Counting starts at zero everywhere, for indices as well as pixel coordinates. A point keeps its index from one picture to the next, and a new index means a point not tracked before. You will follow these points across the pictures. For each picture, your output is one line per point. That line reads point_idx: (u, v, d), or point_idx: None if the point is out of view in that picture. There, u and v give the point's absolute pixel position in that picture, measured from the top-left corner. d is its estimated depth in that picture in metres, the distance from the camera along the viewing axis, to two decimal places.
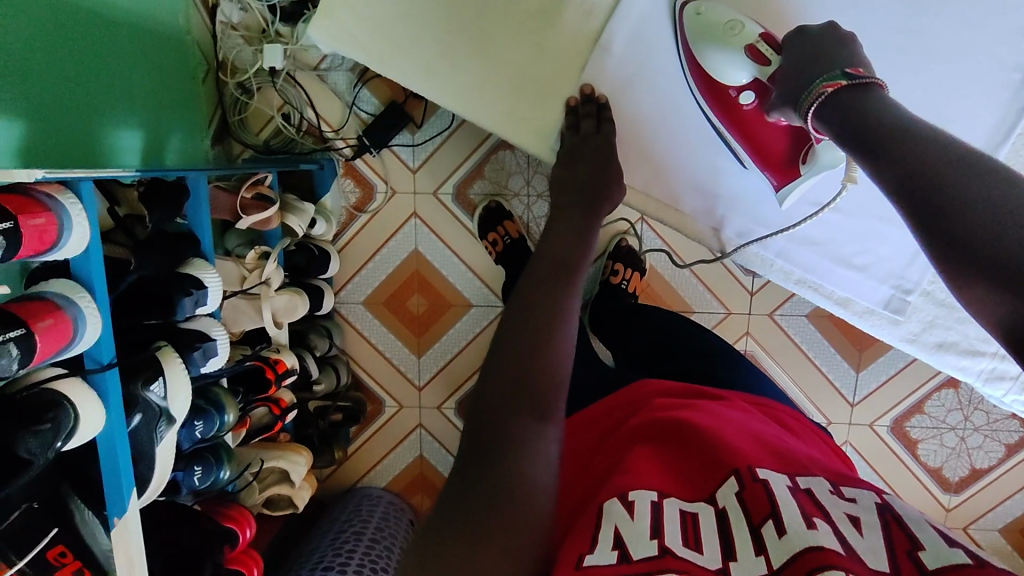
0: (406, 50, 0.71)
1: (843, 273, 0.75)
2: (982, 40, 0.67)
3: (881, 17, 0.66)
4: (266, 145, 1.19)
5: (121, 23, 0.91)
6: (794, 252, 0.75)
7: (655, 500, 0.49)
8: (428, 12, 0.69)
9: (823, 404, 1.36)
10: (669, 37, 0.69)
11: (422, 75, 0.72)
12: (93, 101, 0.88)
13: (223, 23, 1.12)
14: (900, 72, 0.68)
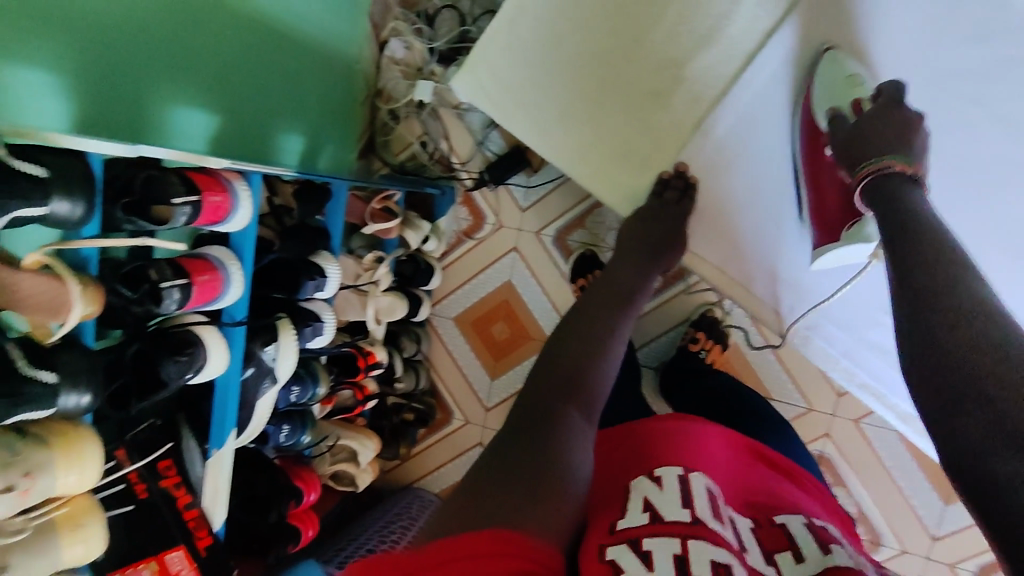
0: (528, 108, 0.82)
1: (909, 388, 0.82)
2: None
3: (987, 146, 0.71)
4: (401, 166, 1.35)
5: (308, 47, 1.10)
6: (861, 355, 0.83)
7: (681, 476, 0.57)
8: (554, 80, 0.81)
9: (900, 529, 1.27)
10: (779, 120, 0.78)
11: (538, 132, 0.83)
12: (273, 107, 1.06)
13: (388, 57, 1.29)
14: (1002, 201, 0.72)
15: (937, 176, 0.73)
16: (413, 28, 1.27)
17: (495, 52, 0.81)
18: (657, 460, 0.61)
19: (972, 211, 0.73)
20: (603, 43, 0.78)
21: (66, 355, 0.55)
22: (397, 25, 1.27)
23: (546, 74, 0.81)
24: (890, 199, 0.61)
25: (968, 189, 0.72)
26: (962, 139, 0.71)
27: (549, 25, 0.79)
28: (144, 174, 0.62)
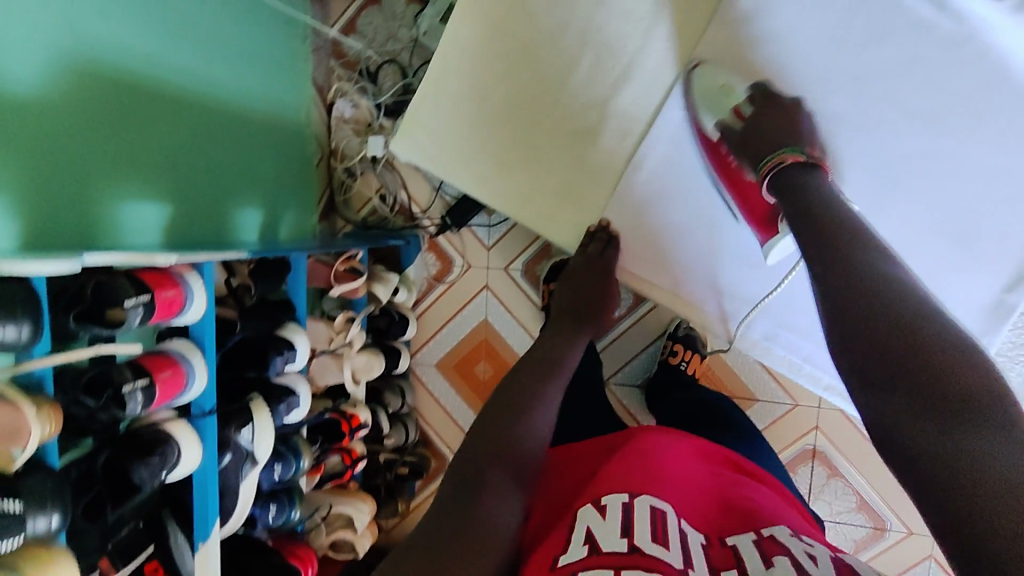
0: (466, 162, 0.84)
1: None
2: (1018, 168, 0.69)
3: (912, 139, 0.70)
4: (364, 222, 1.36)
5: (253, 121, 1.13)
6: (822, 358, 0.83)
7: (626, 501, 0.59)
8: (488, 131, 0.83)
9: (904, 512, 1.27)
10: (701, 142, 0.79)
11: (479, 184, 0.85)
12: (226, 185, 1.07)
13: (337, 117, 1.32)
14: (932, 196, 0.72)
15: (873, 176, 0.72)
16: (358, 86, 1.30)
17: (432, 114, 0.83)
18: (605, 488, 0.62)
19: (905, 207, 0.73)
20: (532, 90, 0.81)
21: (31, 478, 0.54)
22: (342, 86, 1.30)
23: (484, 128, 0.83)
24: (792, 188, 0.65)
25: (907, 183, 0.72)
26: (891, 135, 0.71)
27: (480, 79, 0.81)
28: (93, 281, 0.62)
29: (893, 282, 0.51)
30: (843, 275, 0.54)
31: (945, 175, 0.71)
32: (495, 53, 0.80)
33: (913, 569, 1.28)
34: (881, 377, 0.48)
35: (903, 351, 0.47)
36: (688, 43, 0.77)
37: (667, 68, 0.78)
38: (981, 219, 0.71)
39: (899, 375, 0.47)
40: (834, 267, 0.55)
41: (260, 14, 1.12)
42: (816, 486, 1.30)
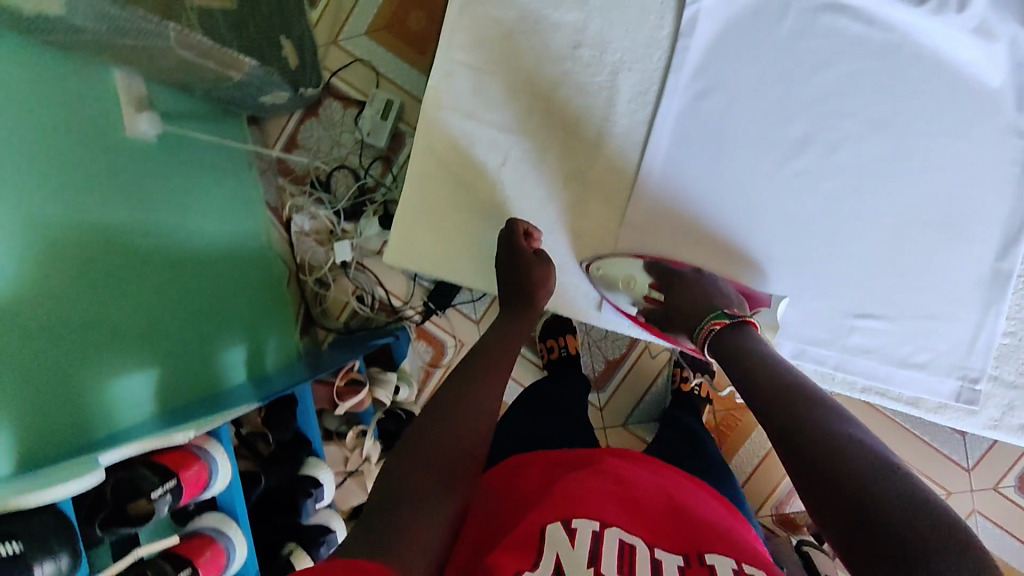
0: (437, 240, 0.78)
1: (906, 373, 0.75)
2: (974, 147, 0.73)
3: (874, 147, 0.73)
4: (347, 328, 1.33)
5: (220, 260, 1.11)
6: (852, 362, 0.75)
7: (597, 530, 0.56)
8: (456, 206, 0.78)
9: (938, 475, 1.27)
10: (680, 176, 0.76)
11: (453, 264, 0.79)
12: (207, 330, 1.04)
13: (298, 232, 1.31)
14: (905, 188, 0.74)
15: (857, 198, 0.74)
16: (313, 199, 1.31)
17: (416, 225, 0.78)
18: (576, 509, 0.58)
19: (893, 213, 0.74)
20: (512, 175, 0.78)
21: None
22: (296, 201, 1.30)
23: (470, 224, 0.78)
24: (731, 353, 0.70)
25: (887, 198, 0.74)
26: (855, 158, 0.74)
27: (454, 180, 0.77)
28: (114, 478, 0.58)
29: (839, 447, 0.56)
30: (798, 452, 0.58)
31: (920, 176, 0.73)
32: (466, 146, 0.77)
33: None
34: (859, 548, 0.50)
35: (873, 518, 0.50)
36: (641, 100, 0.76)
37: (631, 128, 0.77)
38: (954, 196, 0.73)
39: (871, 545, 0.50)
40: (788, 446, 0.59)
41: (204, 153, 1.12)
42: None
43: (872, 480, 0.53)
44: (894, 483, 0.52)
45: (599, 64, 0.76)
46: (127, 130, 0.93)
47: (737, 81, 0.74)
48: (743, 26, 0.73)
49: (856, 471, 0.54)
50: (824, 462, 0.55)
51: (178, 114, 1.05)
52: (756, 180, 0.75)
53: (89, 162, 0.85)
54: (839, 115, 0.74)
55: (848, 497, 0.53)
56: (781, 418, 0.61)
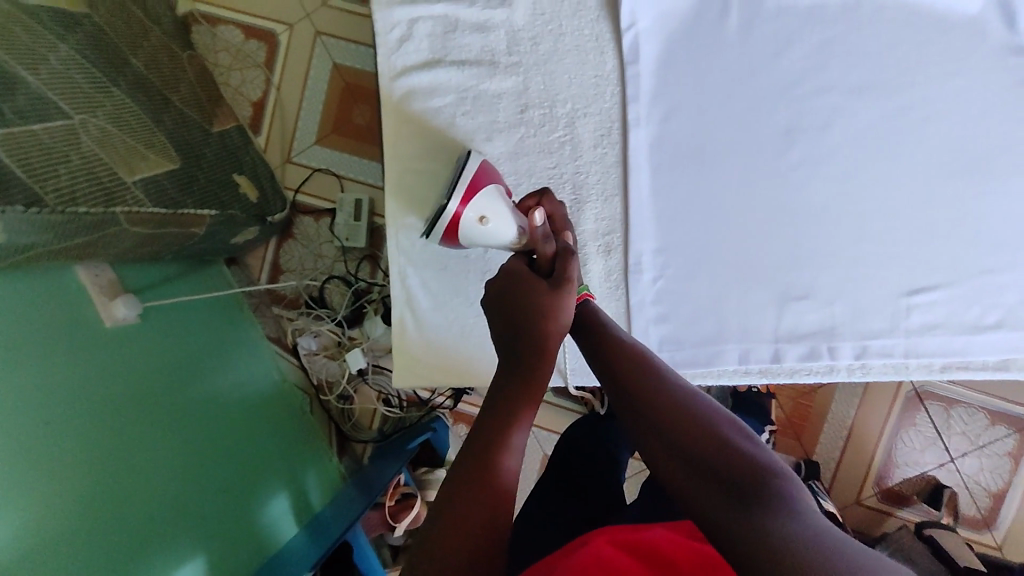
0: (437, 345, 0.73)
1: (981, 339, 0.67)
2: (972, 79, 0.67)
3: (866, 113, 0.68)
4: (382, 434, 1.29)
5: (236, 413, 1.09)
6: (921, 344, 0.67)
7: None
8: (451, 306, 0.72)
9: None
10: (673, 204, 0.71)
11: (463, 366, 0.72)
12: (242, 490, 1.01)
13: (307, 354, 1.27)
14: (913, 143, 0.68)
15: (862, 171, 0.68)
16: (313, 317, 1.28)
17: (422, 344, 0.73)
18: None
19: (910, 176, 0.68)
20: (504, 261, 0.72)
21: None
22: (297, 324, 1.28)
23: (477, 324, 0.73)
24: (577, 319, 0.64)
25: (896, 162, 0.68)
26: (847, 131, 0.69)
27: (448, 286, 0.72)
28: None
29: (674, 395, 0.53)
30: (635, 406, 0.54)
31: (924, 130, 0.68)
32: (450, 252, 0.72)
33: None
34: (692, 492, 0.47)
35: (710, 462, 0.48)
36: (604, 143, 0.72)
37: (603, 177, 0.72)
38: (969, 136, 0.67)
39: (704, 488, 0.47)
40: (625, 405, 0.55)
41: (192, 312, 1.11)
42: (939, 426, 1.19)
43: (703, 432, 0.50)
44: (724, 430, 0.50)
45: (552, 120, 0.72)
46: (106, 320, 0.91)
47: (696, 94, 0.70)
48: (683, 37, 0.70)
49: (689, 422, 0.51)
50: (662, 410, 0.53)
51: (153, 286, 1.04)
52: (752, 187, 0.69)
53: (80, 370, 0.82)
54: (816, 92, 0.69)
55: (675, 439, 0.50)
56: (617, 373, 0.58)
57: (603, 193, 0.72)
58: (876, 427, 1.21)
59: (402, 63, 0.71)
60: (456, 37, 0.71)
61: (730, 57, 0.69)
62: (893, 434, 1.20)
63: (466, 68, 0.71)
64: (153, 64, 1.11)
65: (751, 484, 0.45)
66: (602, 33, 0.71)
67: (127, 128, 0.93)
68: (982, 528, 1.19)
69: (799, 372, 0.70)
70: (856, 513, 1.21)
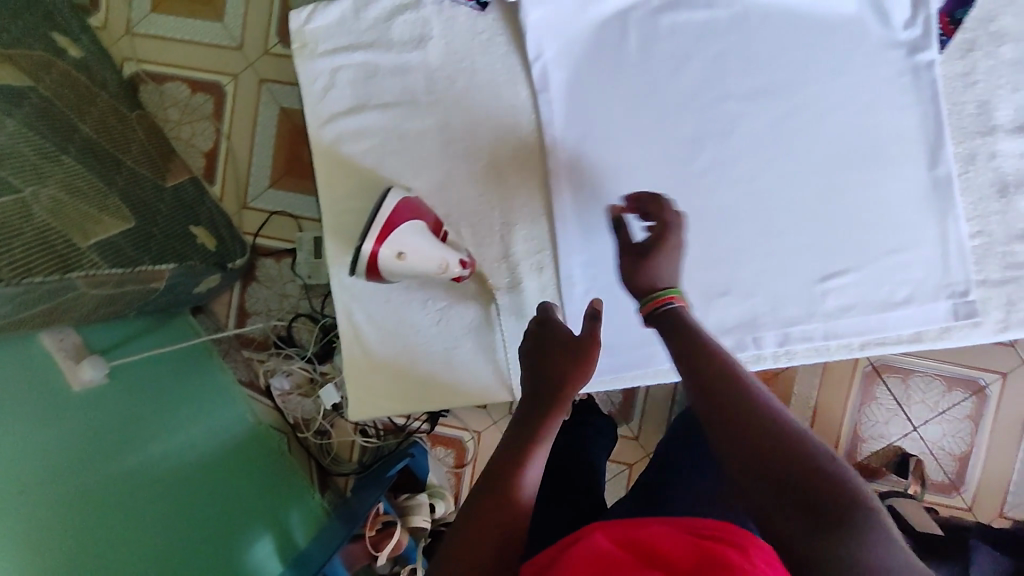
0: (389, 377, 0.75)
1: (894, 314, 0.74)
2: (856, 75, 0.73)
3: (764, 116, 0.73)
4: (363, 465, 1.32)
5: (213, 460, 1.10)
6: (840, 326, 0.74)
7: None
8: (399, 340, 0.75)
9: (985, 362, 1.22)
10: (599, 215, 0.74)
11: (417, 396, 0.75)
12: (224, 537, 1.02)
13: (279, 394, 1.29)
14: (811, 138, 0.73)
15: (769, 173, 0.73)
16: (282, 357, 1.30)
17: (369, 377, 0.75)
18: None
19: (814, 173, 0.73)
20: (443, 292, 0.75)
21: None
22: (268, 365, 1.30)
23: (421, 357, 0.76)
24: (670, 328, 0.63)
25: (799, 158, 0.73)
26: (751, 135, 0.73)
27: (392, 319, 0.75)
28: None
29: (773, 420, 0.55)
30: (723, 420, 0.57)
31: (820, 128, 0.73)
32: (390, 286, 0.74)
33: None
34: (780, 514, 0.52)
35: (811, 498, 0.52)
36: (529, 169, 0.75)
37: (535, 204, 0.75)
38: (859, 129, 0.73)
39: (799, 514, 0.52)
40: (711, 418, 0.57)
41: (160, 366, 1.12)
42: (899, 397, 1.24)
43: (791, 452, 0.53)
44: (811, 450, 0.53)
45: (475, 151, 0.75)
46: (73, 383, 0.92)
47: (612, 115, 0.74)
48: (591, 59, 0.73)
49: (781, 442, 0.54)
50: (732, 412, 0.56)
51: (120, 343, 1.05)
52: (671, 195, 0.74)
53: (49, 437, 0.83)
54: (720, 101, 0.73)
55: (774, 472, 0.53)
56: (716, 394, 0.58)
57: (534, 216, 0.75)
58: (839, 405, 1.24)
59: (327, 111, 0.74)
60: (377, 82, 0.74)
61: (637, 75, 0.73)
62: (855, 410, 1.24)
63: (388, 110, 0.74)
64: (102, 127, 1.12)
65: (845, 506, 0.51)
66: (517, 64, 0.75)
67: (80, 193, 0.94)
68: (950, 491, 1.24)
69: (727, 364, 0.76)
70: None
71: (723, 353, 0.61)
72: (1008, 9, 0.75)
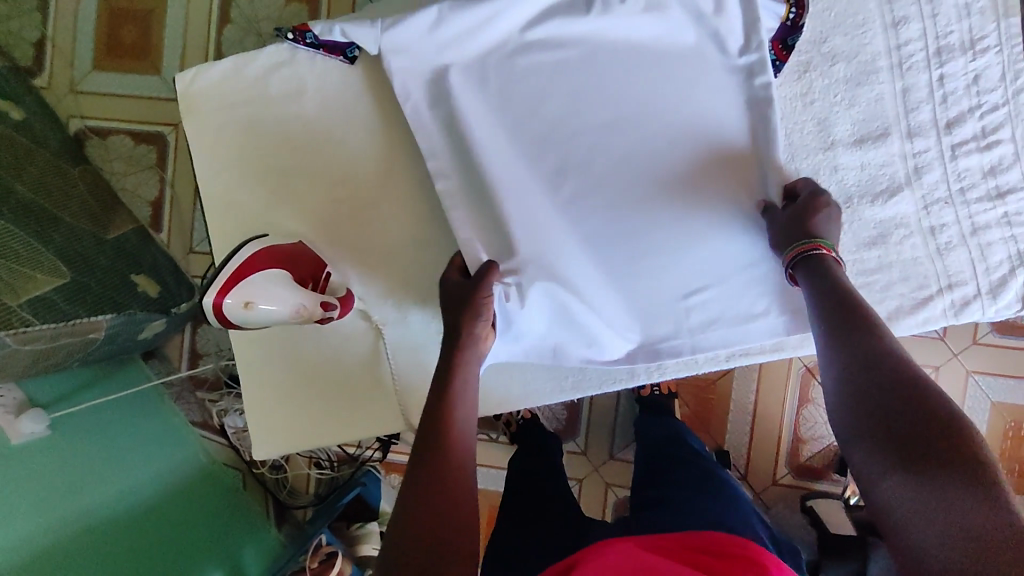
0: (290, 413, 0.78)
1: (755, 326, 0.82)
2: (698, 92, 0.79)
3: (619, 139, 0.79)
4: (319, 496, 1.36)
5: (163, 501, 1.12)
6: (702, 341, 0.82)
7: None
8: (297, 377, 0.78)
9: (919, 356, 1.23)
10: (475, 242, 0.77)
11: (318, 429, 0.78)
12: (175, 575, 1.04)
13: (234, 432, 1.32)
14: (662, 149, 0.79)
15: (628, 197, 0.79)
16: (234, 395, 1.33)
17: (268, 419, 0.78)
18: None
19: (670, 193, 0.80)
20: (335, 337, 0.78)
21: None
22: (223, 404, 1.33)
23: (318, 399, 0.78)
24: (831, 280, 0.73)
25: (656, 173, 0.80)
26: (608, 162, 0.80)
27: (289, 364, 0.78)
28: None
29: (913, 384, 0.64)
30: (863, 367, 0.67)
31: (671, 151, 0.80)
32: (284, 330, 0.77)
33: (969, 395, 1.22)
34: (881, 454, 0.62)
35: (942, 446, 0.59)
36: (413, 207, 0.79)
37: (420, 238, 0.79)
38: (705, 144, 0.80)
39: (895, 454, 0.61)
40: (851, 363, 0.68)
41: (107, 412, 1.15)
42: None
43: (912, 393, 0.63)
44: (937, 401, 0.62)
45: (359, 193, 0.78)
46: (13, 436, 0.94)
47: (486, 151, 0.77)
48: (466, 97, 0.76)
49: (897, 399, 0.63)
50: (871, 383, 0.66)
51: (67, 394, 1.09)
52: (537, 218, 0.77)
53: None
54: (584, 134, 0.79)
55: (912, 425, 0.62)
56: (874, 356, 0.67)
57: (425, 250, 0.79)
58: (778, 407, 1.27)
59: (215, 164, 0.77)
60: (261, 134, 0.77)
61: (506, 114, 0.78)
62: (794, 412, 1.26)
63: (274, 160, 0.77)
64: (40, 185, 1.17)
65: (975, 466, 0.58)
66: (402, 106, 0.77)
67: (14, 254, 0.99)
68: None
69: (603, 383, 0.87)
70: (773, 493, 1.27)
71: (872, 317, 0.70)
72: (836, 31, 0.83)
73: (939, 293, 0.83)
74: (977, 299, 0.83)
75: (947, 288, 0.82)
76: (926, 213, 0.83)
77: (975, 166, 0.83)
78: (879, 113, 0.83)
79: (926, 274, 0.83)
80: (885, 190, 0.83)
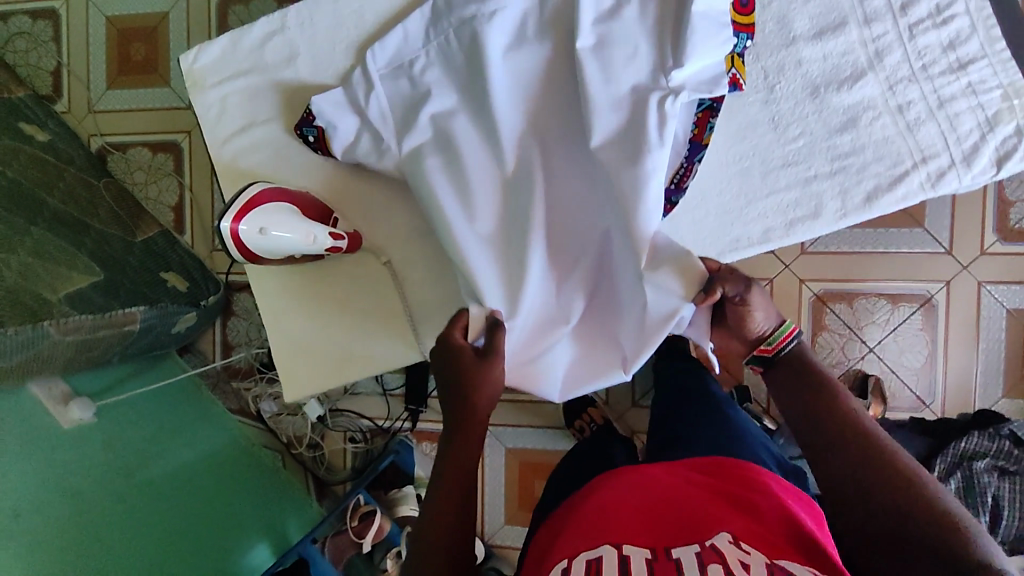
0: (317, 347, 0.80)
1: (743, 214, 0.83)
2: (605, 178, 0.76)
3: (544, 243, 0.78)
4: (355, 470, 1.39)
5: (209, 477, 1.21)
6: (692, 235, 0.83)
7: (564, 567, 0.57)
8: (319, 309, 0.80)
9: (927, 273, 1.24)
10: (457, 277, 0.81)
11: (346, 359, 0.81)
12: (222, 545, 1.15)
13: (272, 416, 1.39)
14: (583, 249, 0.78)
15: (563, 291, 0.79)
16: (267, 381, 1.39)
17: (296, 361, 0.80)
18: (590, 540, 0.60)
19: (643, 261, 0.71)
20: (349, 270, 0.81)
21: None
22: (256, 391, 1.39)
23: (341, 335, 0.81)
24: (806, 376, 0.76)
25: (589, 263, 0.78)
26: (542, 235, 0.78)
27: (310, 304, 0.80)
28: None
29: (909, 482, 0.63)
30: (862, 471, 0.66)
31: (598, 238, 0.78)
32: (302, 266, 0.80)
33: (983, 306, 1.23)
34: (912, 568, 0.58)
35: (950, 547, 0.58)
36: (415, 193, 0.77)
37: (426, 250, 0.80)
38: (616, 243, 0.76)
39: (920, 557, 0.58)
40: (842, 455, 0.68)
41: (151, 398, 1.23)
42: (850, 321, 1.27)
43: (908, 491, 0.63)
44: (936, 497, 0.62)
45: None
46: (62, 421, 1.03)
47: (469, 228, 0.76)
48: (435, 174, 0.76)
49: (899, 492, 0.63)
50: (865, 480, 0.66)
51: (105, 388, 1.15)
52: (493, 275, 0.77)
53: (45, 484, 0.94)
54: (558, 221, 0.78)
55: (916, 524, 0.60)
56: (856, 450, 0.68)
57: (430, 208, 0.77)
58: None
59: (222, 134, 0.79)
60: (262, 97, 0.79)
61: (485, 173, 0.77)
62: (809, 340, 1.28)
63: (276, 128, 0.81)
64: (69, 197, 1.25)
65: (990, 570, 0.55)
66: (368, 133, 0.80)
67: (48, 255, 1.06)
68: (918, 405, 1.26)
69: None
70: None
71: (852, 413, 0.72)
72: None
73: (914, 168, 0.80)
74: (951, 169, 0.80)
75: (920, 162, 0.80)
76: (891, 93, 0.81)
77: (934, 43, 0.81)
78: (835, 4, 0.82)
79: (899, 151, 0.81)
80: (849, 77, 0.82)
